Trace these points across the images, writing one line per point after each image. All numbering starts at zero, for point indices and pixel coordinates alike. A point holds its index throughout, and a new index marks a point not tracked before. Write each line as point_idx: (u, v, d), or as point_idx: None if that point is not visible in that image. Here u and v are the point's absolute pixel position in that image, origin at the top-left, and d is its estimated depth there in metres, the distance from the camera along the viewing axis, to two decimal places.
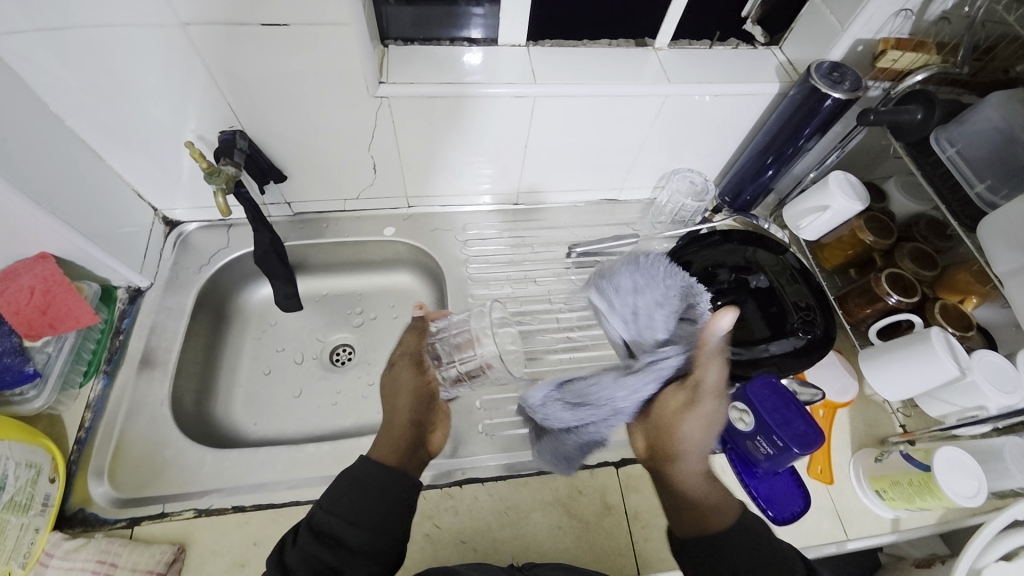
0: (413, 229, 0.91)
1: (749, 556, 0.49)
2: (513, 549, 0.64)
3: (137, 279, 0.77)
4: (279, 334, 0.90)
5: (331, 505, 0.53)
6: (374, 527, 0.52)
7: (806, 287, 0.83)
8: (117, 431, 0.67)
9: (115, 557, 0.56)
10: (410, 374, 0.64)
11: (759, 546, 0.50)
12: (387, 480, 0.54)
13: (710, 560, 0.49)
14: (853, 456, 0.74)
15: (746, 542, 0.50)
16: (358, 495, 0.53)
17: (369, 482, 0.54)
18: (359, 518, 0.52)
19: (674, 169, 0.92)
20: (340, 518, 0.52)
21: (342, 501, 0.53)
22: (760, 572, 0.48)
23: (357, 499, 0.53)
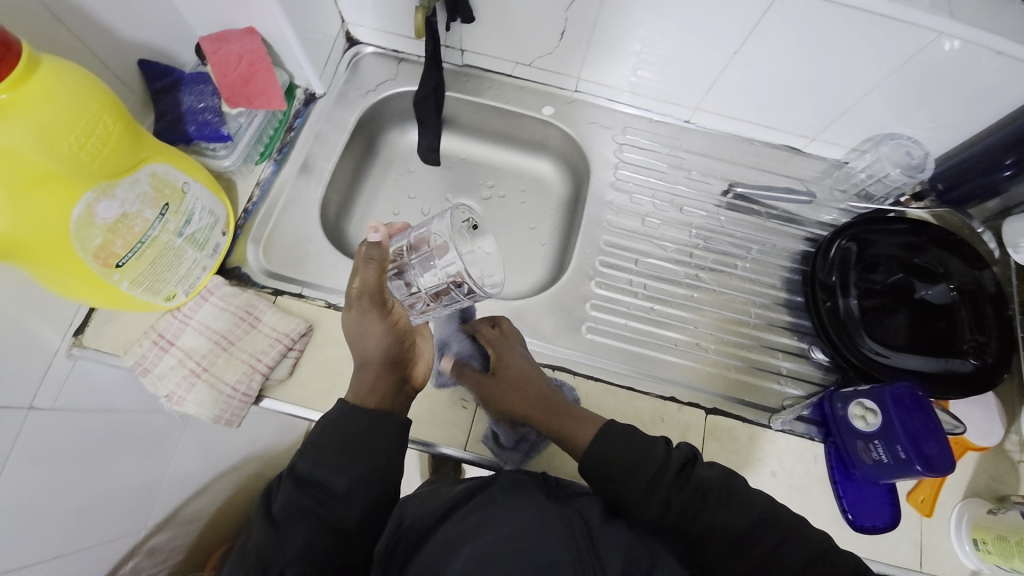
0: (571, 116, 0.86)
1: (625, 443, 0.55)
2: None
3: (315, 84, 0.80)
4: (414, 181, 0.93)
5: (312, 462, 0.50)
6: (360, 477, 0.49)
7: (994, 313, 0.72)
8: (276, 214, 0.74)
9: (260, 314, 0.65)
10: (376, 317, 0.58)
11: (628, 436, 0.56)
12: (375, 431, 0.51)
13: (596, 458, 0.54)
14: (962, 500, 0.67)
15: (618, 436, 0.56)
16: (340, 443, 0.50)
17: (358, 430, 0.51)
18: (340, 466, 0.49)
19: (890, 133, 0.77)
20: (326, 469, 0.49)
21: (326, 446, 0.50)
22: (638, 455, 0.54)
23: (345, 447, 0.50)
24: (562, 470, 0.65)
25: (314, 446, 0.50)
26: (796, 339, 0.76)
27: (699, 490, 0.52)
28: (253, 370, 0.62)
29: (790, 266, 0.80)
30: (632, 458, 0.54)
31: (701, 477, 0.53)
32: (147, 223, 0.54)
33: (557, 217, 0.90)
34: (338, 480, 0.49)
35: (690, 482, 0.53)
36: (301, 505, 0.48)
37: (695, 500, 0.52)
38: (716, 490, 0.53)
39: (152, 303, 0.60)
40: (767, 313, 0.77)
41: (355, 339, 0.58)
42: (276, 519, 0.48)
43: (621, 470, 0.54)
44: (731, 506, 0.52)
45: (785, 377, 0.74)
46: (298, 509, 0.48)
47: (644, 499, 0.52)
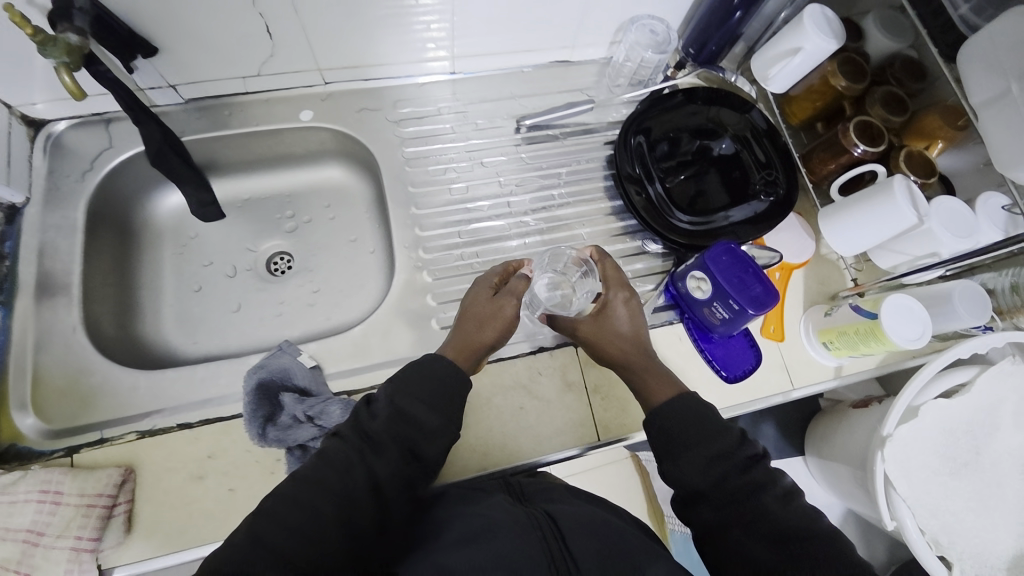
0: (335, 110, 0.78)
1: (687, 419, 0.53)
2: (479, 436, 0.65)
3: (7, 193, 0.65)
4: (204, 246, 0.81)
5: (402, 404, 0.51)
6: (442, 435, 0.50)
7: (771, 145, 0.78)
8: (30, 363, 0.61)
9: (59, 486, 0.54)
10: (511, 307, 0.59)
11: (699, 415, 0.54)
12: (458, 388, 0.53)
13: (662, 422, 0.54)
14: (804, 313, 0.76)
15: (686, 409, 0.54)
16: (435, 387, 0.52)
17: (447, 381, 0.52)
18: (428, 416, 0.50)
19: (631, 18, 0.79)
20: (420, 407, 0.50)
21: (420, 388, 0.51)
22: (699, 432, 0.52)
23: (443, 391, 0.52)
24: (469, 468, 0.64)
25: (407, 382, 0.51)
26: (631, 240, 0.79)
27: (700, 437, 0.52)
28: (76, 551, 0.52)
29: (602, 174, 0.82)
30: (670, 410, 0.54)
31: (714, 434, 0.52)
32: None
33: (373, 218, 0.84)
34: (433, 421, 0.50)
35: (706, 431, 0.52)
36: (380, 476, 0.46)
37: (682, 447, 0.52)
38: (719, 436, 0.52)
39: None
40: (598, 228, 0.79)
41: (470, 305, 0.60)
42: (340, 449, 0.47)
43: (678, 442, 0.52)
44: (714, 466, 0.50)
45: (633, 278, 0.77)
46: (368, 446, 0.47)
47: (695, 474, 0.50)
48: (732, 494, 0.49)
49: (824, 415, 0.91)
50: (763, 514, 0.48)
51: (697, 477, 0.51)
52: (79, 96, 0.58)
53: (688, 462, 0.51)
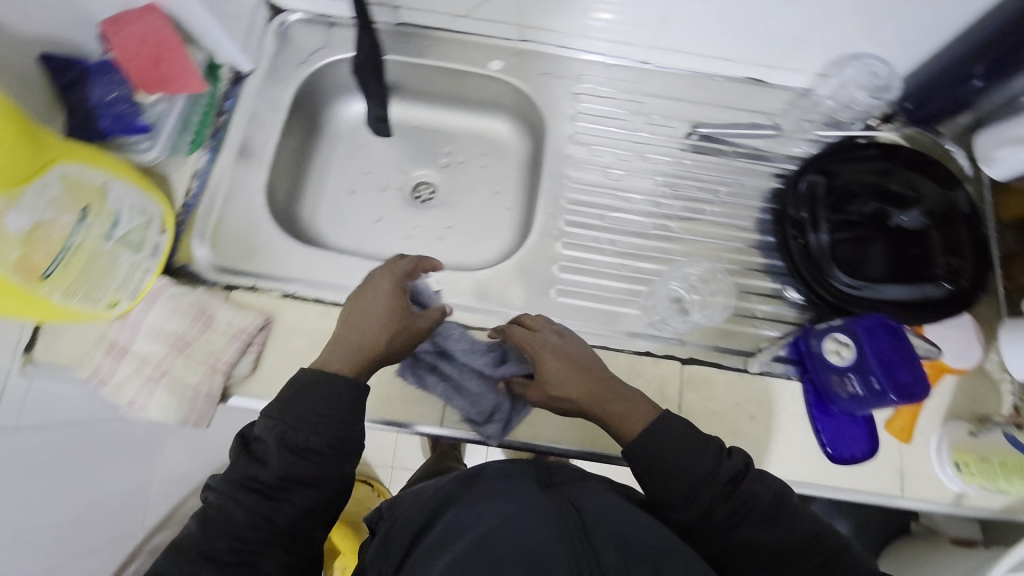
0: (521, 67, 0.81)
1: (667, 439, 0.53)
2: (559, 412, 0.65)
3: (241, 61, 0.74)
4: (366, 156, 0.88)
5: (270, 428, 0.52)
6: (338, 461, 0.51)
7: (968, 234, 0.70)
8: (218, 206, 0.70)
9: (214, 311, 0.63)
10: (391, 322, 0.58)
11: (684, 435, 0.53)
12: (329, 401, 0.51)
13: (642, 449, 0.53)
14: (942, 424, 0.66)
15: (669, 432, 0.53)
16: (320, 407, 0.51)
17: (338, 404, 0.51)
18: (316, 432, 0.50)
19: (854, 53, 0.73)
20: (306, 425, 0.50)
21: (308, 415, 0.51)
22: (688, 460, 0.52)
23: (334, 413, 0.51)
24: (540, 437, 0.64)
25: (295, 410, 0.51)
26: (771, 281, 0.74)
27: (680, 470, 0.51)
28: (212, 371, 0.60)
29: (761, 205, 0.77)
30: (649, 439, 0.53)
31: (708, 468, 0.51)
32: (67, 229, 0.50)
33: (518, 178, 0.87)
34: (324, 449, 0.50)
35: (676, 465, 0.52)
36: (291, 501, 0.50)
37: (670, 482, 0.51)
38: (679, 473, 0.51)
39: (94, 312, 0.57)
40: (740, 258, 0.75)
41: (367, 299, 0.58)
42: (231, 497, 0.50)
43: (670, 465, 0.52)
44: (694, 500, 0.51)
45: (761, 319, 0.72)
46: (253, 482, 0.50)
47: (684, 503, 0.51)
48: (728, 524, 0.51)
49: (912, 539, 0.82)
50: (758, 544, 0.50)
51: (685, 510, 0.51)
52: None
53: (682, 491, 0.51)
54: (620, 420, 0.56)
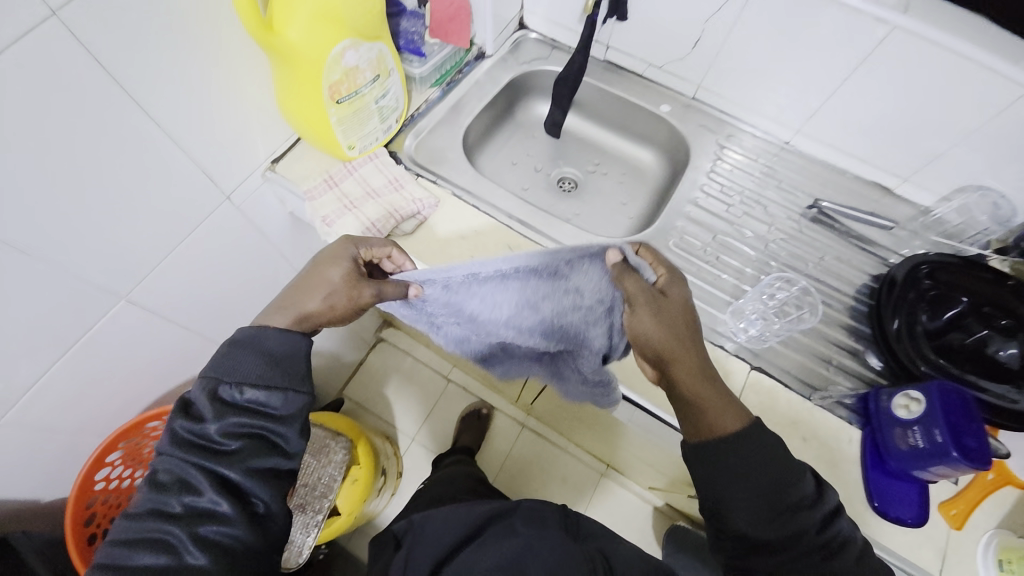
0: (684, 116, 1.01)
1: (755, 457, 0.55)
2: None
3: (487, 45, 1.00)
4: (535, 144, 1.11)
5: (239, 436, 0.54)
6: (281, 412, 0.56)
7: None
8: (431, 125, 0.94)
9: (405, 184, 0.82)
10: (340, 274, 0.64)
11: (776, 455, 0.56)
12: (289, 346, 0.58)
13: (719, 459, 0.56)
14: (995, 528, 0.66)
15: (755, 447, 0.56)
16: (261, 359, 0.56)
17: (286, 342, 0.58)
18: (262, 370, 0.55)
19: (978, 185, 0.83)
20: (251, 366, 0.55)
21: (248, 363, 0.55)
22: (773, 473, 0.55)
23: (278, 359, 0.57)
24: (608, 370, 0.75)
25: (228, 361, 0.55)
26: (853, 342, 0.79)
27: (766, 487, 0.55)
28: (391, 216, 0.78)
29: (859, 280, 0.85)
30: (735, 451, 0.56)
31: (790, 482, 0.55)
32: (364, 81, 0.73)
33: (647, 197, 1.03)
34: (273, 382, 0.56)
35: (768, 475, 0.55)
36: (235, 450, 0.53)
37: (751, 495, 0.54)
38: (768, 485, 0.55)
39: (339, 146, 0.78)
40: (829, 312, 0.82)
41: (322, 279, 0.64)
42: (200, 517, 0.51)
43: (755, 478, 0.55)
44: (780, 520, 0.54)
45: (836, 368, 0.76)
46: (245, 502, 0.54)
47: (755, 516, 0.54)
48: (812, 554, 0.53)
49: None
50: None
51: (759, 528, 0.54)
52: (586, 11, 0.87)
53: (760, 500, 0.54)
54: (708, 415, 0.58)
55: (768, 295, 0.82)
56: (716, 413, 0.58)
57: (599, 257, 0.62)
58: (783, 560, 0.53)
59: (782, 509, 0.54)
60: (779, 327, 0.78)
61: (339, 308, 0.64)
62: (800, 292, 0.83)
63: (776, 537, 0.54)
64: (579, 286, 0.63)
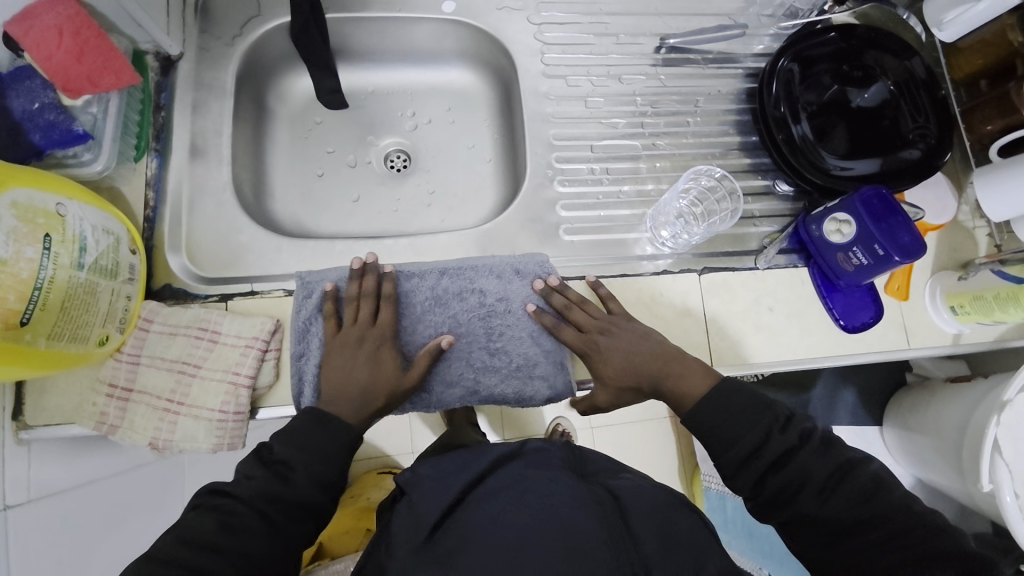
0: (475, 6, 0.76)
1: (724, 418, 0.53)
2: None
3: (166, 43, 0.65)
4: (327, 133, 0.81)
5: (294, 441, 0.51)
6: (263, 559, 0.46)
7: (928, 97, 0.72)
8: (184, 213, 0.63)
9: (217, 326, 0.57)
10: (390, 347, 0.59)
11: (736, 413, 0.53)
12: (328, 430, 0.52)
13: (693, 425, 0.55)
14: (931, 276, 0.72)
15: (716, 407, 0.54)
16: (320, 444, 0.51)
17: (336, 439, 0.52)
18: (321, 454, 0.51)
19: None
20: (301, 448, 0.51)
21: (306, 440, 0.51)
22: (734, 428, 0.53)
23: (329, 445, 0.52)
24: None
25: (309, 439, 0.51)
26: (761, 179, 0.76)
27: (728, 444, 0.52)
28: (235, 385, 0.56)
29: (737, 108, 0.78)
30: (701, 417, 0.54)
31: (749, 436, 0.52)
32: (35, 264, 0.44)
33: (493, 127, 0.83)
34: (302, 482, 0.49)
35: (739, 420, 0.53)
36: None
37: (726, 446, 0.53)
38: (736, 445, 0.52)
39: (86, 351, 0.52)
40: (729, 162, 0.76)
41: (357, 366, 0.57)
42: (235, 505, 0.47)
43: (716, 441, 0.53)
44: (753, 462, 0.51)
45: (760, 218, 0.74)
46: (288, 482, 0.49)
47: (735, 475, 0.52)
48: (794, 498, 0.50)
49: (910, 390, 0.89)
50: (811, 516, 0.49)
51: (748, 480, 0.52)
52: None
53: (726, 462, 0.52)
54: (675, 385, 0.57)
55: (688, 187, 0.73)
56: (676, 382, 0.57)
57: (498, 268, 0.64)
58: (775, 509, 0.51)
59: (761, 456, 0.51)
60: (696, 232, 0.70)
61: (383, 366, 0.57)
62: (710, 180, 0.74)
63: (748, 487, 0.52)
64: (508, 299, 0.63)
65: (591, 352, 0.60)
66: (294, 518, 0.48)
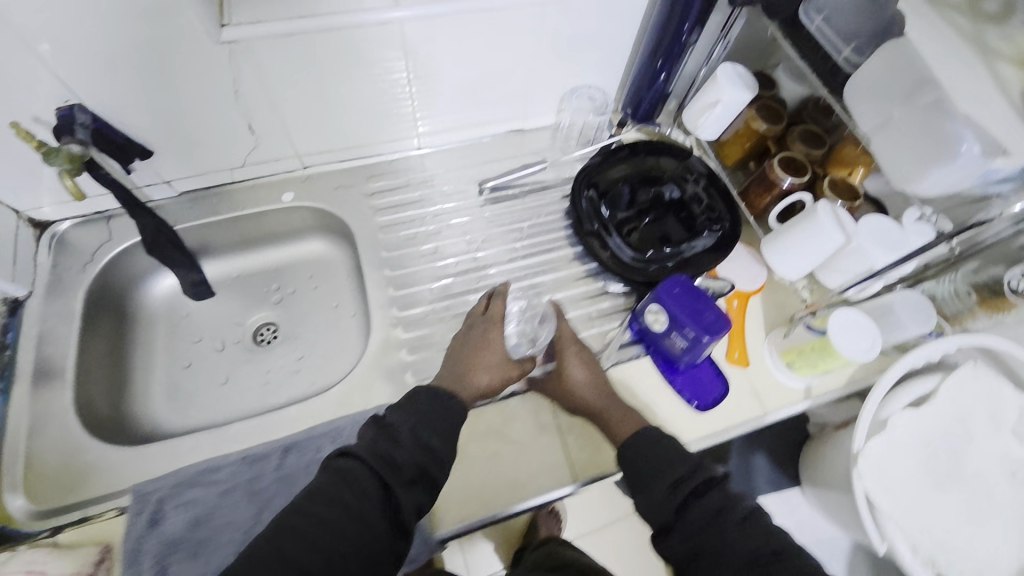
0: (313, 190, 0.86)
1: (653, 450, 0.59)
2: (478, 484, 0.65)
3: (12, 290, 0.72)
4: (195, 323, 0.86)
5: (420, 418, 0.55)
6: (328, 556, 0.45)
7: (712, 187, 0.84)
8: (23, 446, 0.64)
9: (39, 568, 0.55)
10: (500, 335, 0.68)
11: (658, 446, 0.59)
12: (448, 411, 0.56)
13: (626, 454, 0.60)
14: (766, 338, 0.77)
15: (647, 441, 0.60)
16: (440, 424, 0.55)
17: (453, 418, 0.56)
18: (432, 433, 0.54)
19: (571, 89, 0.90)
20: (427, 428, 0.54)
21: (434, 419, 0.55)
22: (660, 458, 0.58)
23: (440, 424, 0.55)
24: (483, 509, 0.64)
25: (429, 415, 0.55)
26: (594, 282, 0.83)
27: (654, 469, 0.57)
28: None
29: (561, 225, 0.88)
30: (629, 451, 0.60)
31: (670, 468, 0.56)
32: None
33: (352, 285, 0.89)
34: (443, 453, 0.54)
35: (667, 446, 0.59)
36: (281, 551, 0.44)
37: (653, 472, 0.57)
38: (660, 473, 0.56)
39: None
40: (561, 273, 0.84)
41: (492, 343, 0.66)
42: (358, 469, 0.49)
43: (645, 469, 0.58)
44: (675, 490, 0.55)
45: (599, 318, 0.80)
46: (399, 452, 0.51)
47: (658, 505, 0.55)
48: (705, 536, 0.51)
49: (815, 439, 0.91)
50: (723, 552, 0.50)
51: (664, 507, 0.55)
52: (80, 196, 0.66)
53: (653, 488, 0.56)
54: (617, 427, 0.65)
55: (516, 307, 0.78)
56: (622, 420, 0.65)
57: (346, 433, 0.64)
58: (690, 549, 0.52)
59: (681, 486, 0.55)
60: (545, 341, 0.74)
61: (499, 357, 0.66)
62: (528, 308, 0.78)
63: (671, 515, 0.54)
64: None
65: (559, 390, 0.69)
66: (406, 484, 0.50)
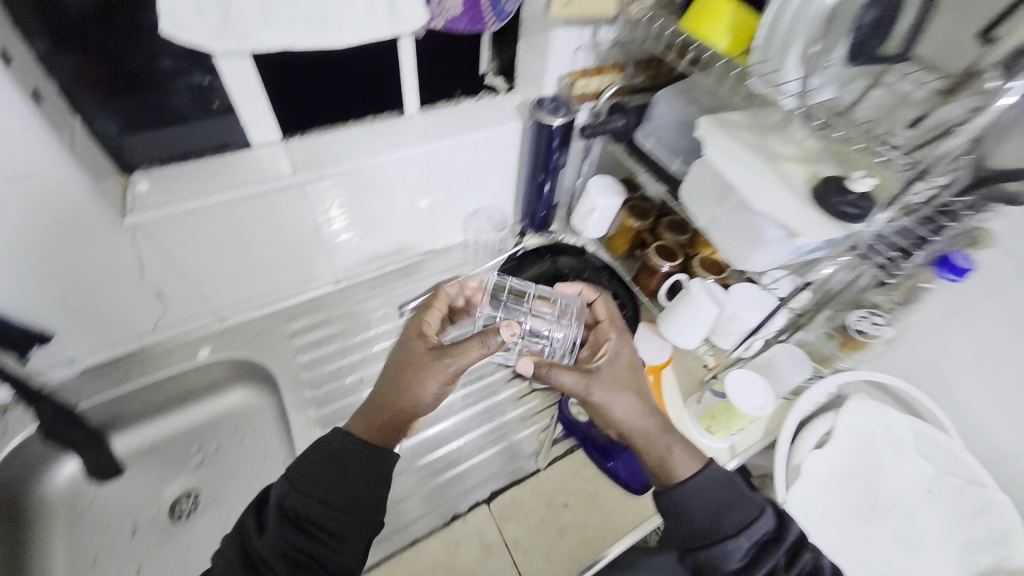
0: (232, 341, 0.86)
1: (718, 501, 0.52)
2: None
3: None
4: (102, 507, 0.78)
5: (308, 486, 0.51)
6: None
7: (611, 277, 0.94)
8: None
9: None
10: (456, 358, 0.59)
11: (729, 498, 0.52)
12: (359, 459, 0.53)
13: (684, 503, 0.52)
14: (686, 406, 0.83)
15: (710, 487, 0.53)
16: (346, 483, 0.52)
17: (361, 474, 0.53)
18: (334, 492, 0.51)
19: (472, 211, 1.00)
20: (323, 490, 0.51)
21: (329, 481, 0.51)
22: (733, 512, 0.51)
23: (346, 479, 0.52)
24: None
25: (323, 479, 0.51)
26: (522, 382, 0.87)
27: (724, 525, 0.50)
28: None
29: None
30: (689, 498, 0.52)
31: (747, 525, 0.50)
32: None
33: (280, 430, 0.87)
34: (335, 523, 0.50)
35: (739, 497, 0.52)
36: None
37: (723, 527, 0.50)
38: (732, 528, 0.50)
39: None
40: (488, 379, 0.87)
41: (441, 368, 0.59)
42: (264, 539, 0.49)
43: (712, 522, 0.51)
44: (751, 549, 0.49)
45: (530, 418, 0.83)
46: (294, 523, 0.49)
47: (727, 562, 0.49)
48: None
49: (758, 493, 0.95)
50: None
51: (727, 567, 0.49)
52: None
53: (720, 541, 0.50)
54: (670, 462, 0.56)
55: (465, 439, 0.79)
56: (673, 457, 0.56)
57: None
58: None
59: (758, 545, 0.49)
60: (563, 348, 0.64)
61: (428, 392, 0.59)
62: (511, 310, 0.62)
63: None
64: None
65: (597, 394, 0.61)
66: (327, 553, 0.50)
